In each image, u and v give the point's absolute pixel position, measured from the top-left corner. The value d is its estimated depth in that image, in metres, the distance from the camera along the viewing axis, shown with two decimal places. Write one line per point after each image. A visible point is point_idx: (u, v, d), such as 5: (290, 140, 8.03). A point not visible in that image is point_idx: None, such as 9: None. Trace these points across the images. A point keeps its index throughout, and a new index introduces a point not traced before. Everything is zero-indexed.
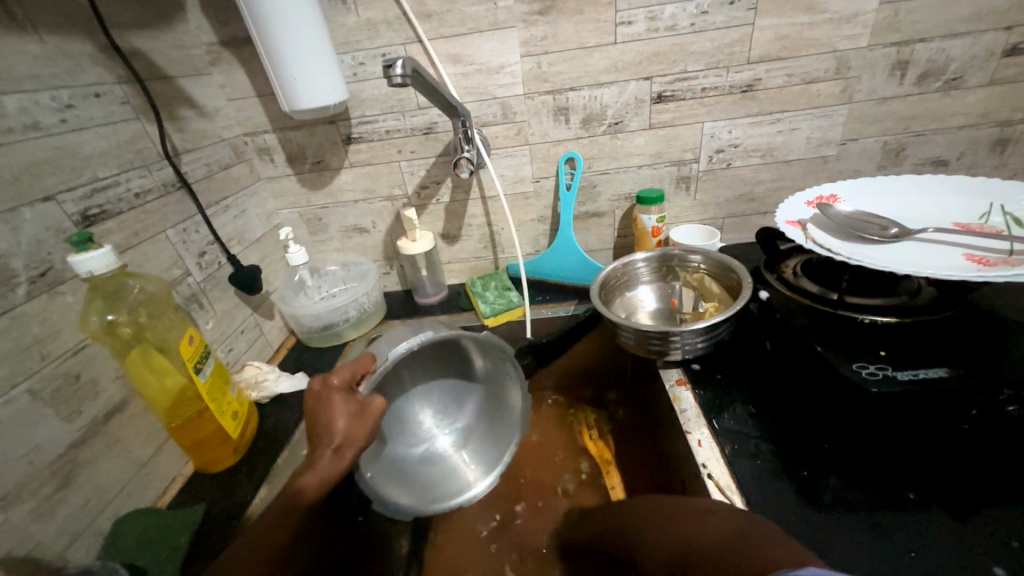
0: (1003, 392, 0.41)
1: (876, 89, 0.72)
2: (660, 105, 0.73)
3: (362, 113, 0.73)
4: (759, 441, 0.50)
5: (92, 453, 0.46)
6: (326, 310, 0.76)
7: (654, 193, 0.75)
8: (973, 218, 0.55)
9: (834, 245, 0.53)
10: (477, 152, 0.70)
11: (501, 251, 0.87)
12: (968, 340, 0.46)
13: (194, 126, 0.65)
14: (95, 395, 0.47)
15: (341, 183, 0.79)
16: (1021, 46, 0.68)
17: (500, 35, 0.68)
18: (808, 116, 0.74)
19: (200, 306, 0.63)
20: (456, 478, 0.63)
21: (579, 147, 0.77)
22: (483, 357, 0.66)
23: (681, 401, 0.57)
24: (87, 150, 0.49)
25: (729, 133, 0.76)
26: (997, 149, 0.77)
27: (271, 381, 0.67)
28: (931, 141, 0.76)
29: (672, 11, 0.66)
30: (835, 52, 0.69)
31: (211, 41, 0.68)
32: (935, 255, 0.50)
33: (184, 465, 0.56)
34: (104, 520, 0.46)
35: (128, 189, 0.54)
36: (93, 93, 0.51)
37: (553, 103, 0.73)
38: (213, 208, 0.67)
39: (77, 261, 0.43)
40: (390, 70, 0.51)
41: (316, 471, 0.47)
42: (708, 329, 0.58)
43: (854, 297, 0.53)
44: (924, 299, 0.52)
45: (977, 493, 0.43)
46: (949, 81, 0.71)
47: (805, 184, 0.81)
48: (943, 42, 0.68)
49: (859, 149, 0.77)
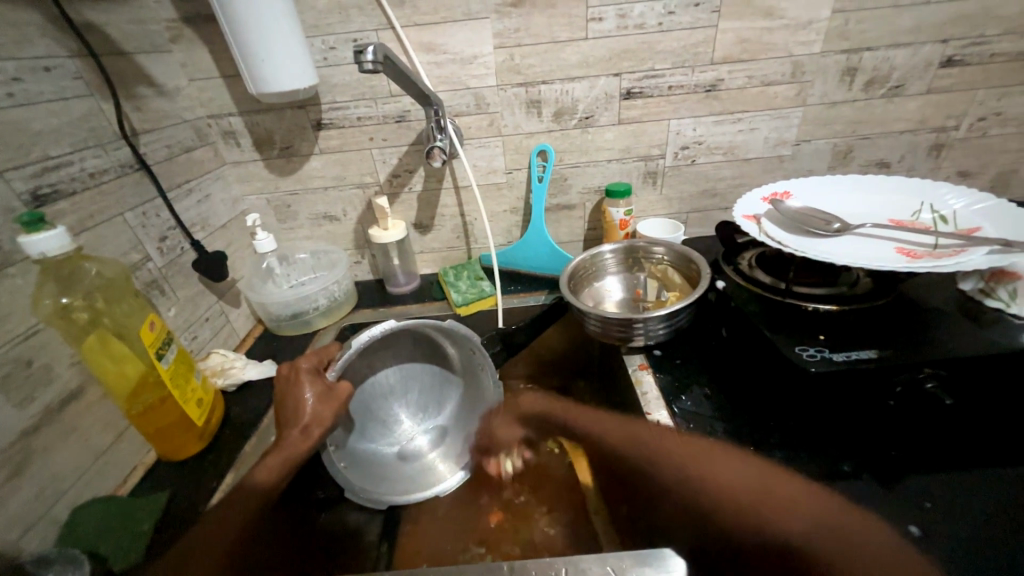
0: (924, 370, 0.45)
1: (828, 93, 0.76)
2: (629, 101, 0.76)
3: (333, 99, 0.72)
4: (714, 421, 0.54)
5: (47, 440, 0.45)
6: (295, 298, 0.75)
7: (622, 187, 0.77)
8: (906, 216, 0.61)
9: (784, 239, 0.57)
10: (449, 142, 0.71)
11: (474, 241, 0.88)
12: (898, 325, 0.51)
13: (153, 105, 0.63)
14: (49, 381, 0.45)
15: (311, 170, 0.78)
16: (955, 59, 0.74)
17: (474, 26, 0.68)
18: (766, 117, 0.78)
19: (161, 292, 0.61)
20: (437, 466, 0.65)
21: (551, 140, 0.78)
22: (454, 345, 0.68)
23: (642, 383, 0.60)
24: (37, 126, 0.47)
25: (694, 130, 0.79)
26: (933, 153, 0.83)
27: (238, 369, 0.66)
28: (875, 145, 0.82)
29: (641, 9, 0.68)
30: (791, 57, 0.73)
31: (171, 17, 0.65)
32: (872, 248, 0.54)
33: (146, 453, 0.55)
34: (61, 510, 0.45)
35: (81, 169, 0.52)
36: (42, 67, 0.48)
37: (525, 95, 0.74)
38: (175, 191, 0.65)
39: (28, 242, 0.41)
40: (361, 56, 0.50)
41: (282, 451, 0.49)
42: (670, 315, 0.61)
43: (800, 287, 0.58)
44: (861, 289, 0.56)
45: (901, 464, 0.47)
46: (892, 88, 0.76)
47: (763, 181, 0.85)
48: (887, 51, 0.73)
49: (812, 150, 0.82)
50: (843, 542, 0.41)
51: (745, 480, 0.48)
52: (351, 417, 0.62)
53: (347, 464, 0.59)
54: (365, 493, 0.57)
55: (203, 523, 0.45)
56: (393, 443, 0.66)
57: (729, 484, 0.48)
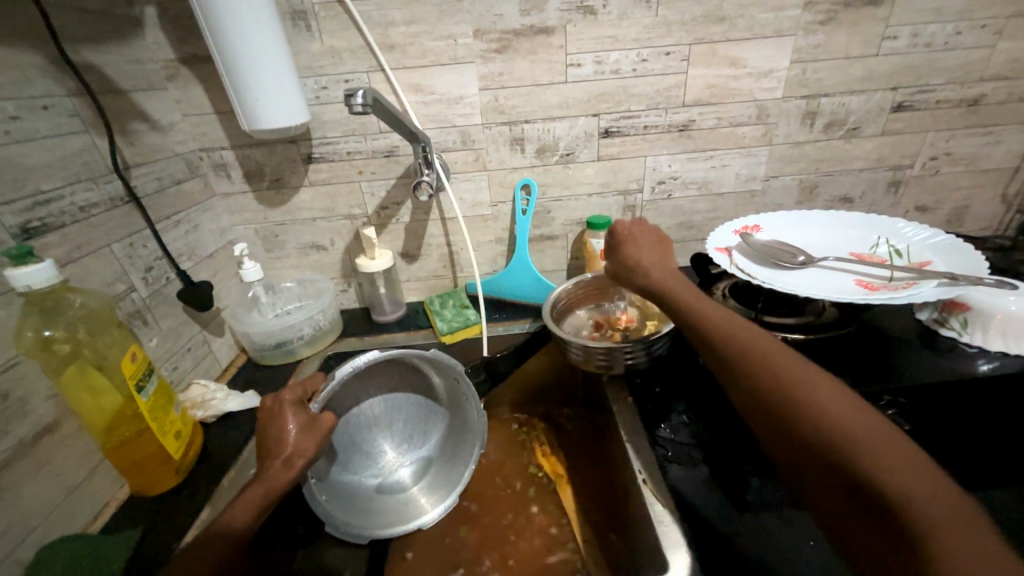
0: (883, 399, 0.48)
1: (791, 134, 0.82)
2: (607, 140, 0.80)
3: (324, 135, 0.75)
4: (693, 449, 0.55)
5: (19, 476, 0.44)
6: (279, 327, 0.75)
7: (602, 219, 0.80)
8: (865, 249, 0.65)
9: (753, 272, 0.60)
10: (436, 176, 0.74)
11: (460, 270, 0.90)
12: (859, 354, 0.54)
13: (146, 140, 0.65)
14: (24, 414, 0.45)
15: (300, 201, 0.80)
16: (905, 104, 0.80)
17: (460, 69, 0.72)
18: (736, 155, 0.83)
19: (144, 322, 0.61)
20: (419, 500, 0.65)
21: (534, 175, 0.82)
22: (440, 375, 0.69)
23: (622, 413, 0.61)
24: (31, 162, 0.49)
25: (669, 166, 0.83)
26: (892, 189, 0.89)
27: (219, 400, 0.66)
28: (837, 181, 0.87)
29: (616, 57, 0.74)
30: (756, 101, 0.78)
31: (169, 57, 0.68)
32: (835, 281, 0.57)
33: (118, 488, 0.54)
34: (26, 549, 0.44)
35: (72, 203, 0.53)
36: (40, 105, 0.50)
37: (509, 133, 0.78)
38: (164, 223, 0.66)
39: (15, 274, 0.42)
40: (350, 99, 0.53)
41: (263, 483, 0.47)
42: (648, 343, 0.63)
43: (771, 316, 0.60)
44: (827, 318, 0.59)
45: None
46: (849, 130, 0.82)
47: (736, 215, 0.90)
48: (843, 97, 0.79)
49: (780, 185, 0.87)
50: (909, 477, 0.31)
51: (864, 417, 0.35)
52: (334, 448, 0.62)
53: (328, 498, 0.58)
54: (347, 528, 0.57)
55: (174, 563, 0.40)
56: (374, 475, 0.66)
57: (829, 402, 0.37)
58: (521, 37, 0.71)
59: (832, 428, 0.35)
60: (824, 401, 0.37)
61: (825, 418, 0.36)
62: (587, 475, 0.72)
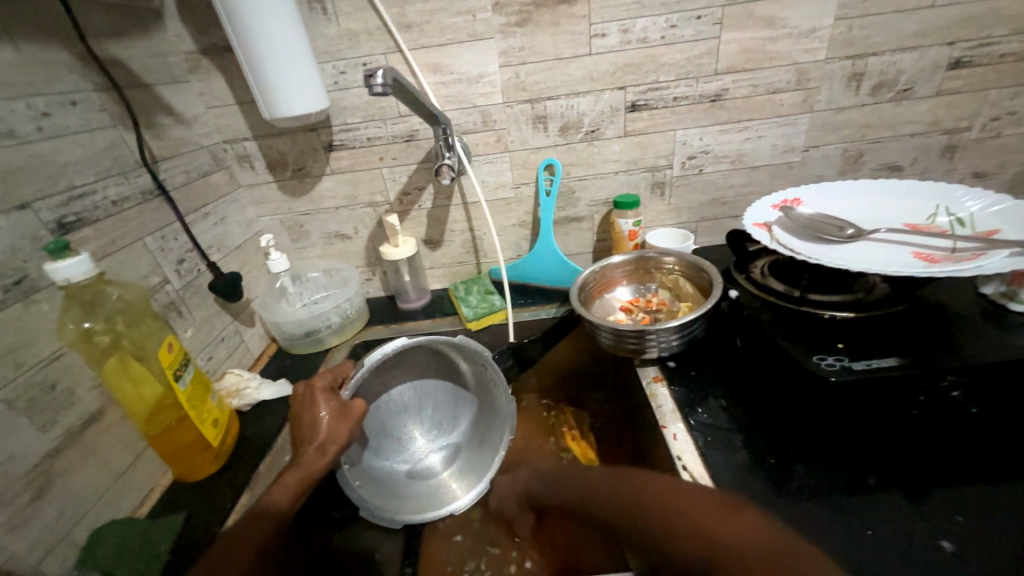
0: (946, 378, 0.43)
1: (834, 99, 0.76)
2: (634, 114, 0.76)
3: (344, 121, 0.74)
4: (732, 434, 0.52)
5: (69, 462, 0.46)
6: (308, 316, 0.76)
7: (630, 198, 0.77)
8: (921, 219, 0.60)
9: (796, 247, 0.56)
10: (458, 159, 0.72)
11: (483, 255, 0.89)
12: (918, 330, 0.49)
13: (172, 133, 0.65)
14: (71, 404, 0.46)
15: (323, 190, 0.79)
16: (963, 60, 0.73)
17: (480, 46, 0.70)
18: (773, 124, 0.78)
19: (178, 314, 0.62)
20: (449, 486, 0.64)
21: (557, 154, 0.79)
22: (468, 361, 0.68)
23: (657, 397, 0.59)
24: (64, 158, 0.49)
25: (700, 140, 0.79)
26: (947, 155, 0.82)
27: (253, 388, 0.67)
28: (886, 148, 0.81)
29: (643, 24, 0.69)
30: (796, 64, 0.73)
31: (189, 49, 0.68)
32: (888, 254, 0.53)
33: (162, 474, 0.56)
34: (80, 532, 0.46)
35: (105, 197, 0.54)
36: (69, 101, 0.51)
37: (531, 111, 0.75)
38: (192, 215, 0.67)
39: (54, 268, 0.42)
40: (371, 79, 0.52)
41: (298, 469, 0.48)
42: (682, 326, 0.60)
43: (816, 294, 0.56)
44: (878, 295, 0.55)
45: (930, 476, 0.45)
46: (900, 91, 0.76)
47: (773, 189, 0.85)
48: (894, 55, 0.73)
49: (821, 155, 0.81)
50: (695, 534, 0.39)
51: (710, 503, 0.41)
52: (365, 434, 0.62)
53: (362, 483, 0.59)
54: (379, 512, 0.56)
55: (221, 543, 0.42)
56: (404, 463, 0.66)
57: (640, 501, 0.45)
58: (542, 8, 0.68)
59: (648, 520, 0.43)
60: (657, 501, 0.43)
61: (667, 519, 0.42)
62: (620, 462, 0.70)
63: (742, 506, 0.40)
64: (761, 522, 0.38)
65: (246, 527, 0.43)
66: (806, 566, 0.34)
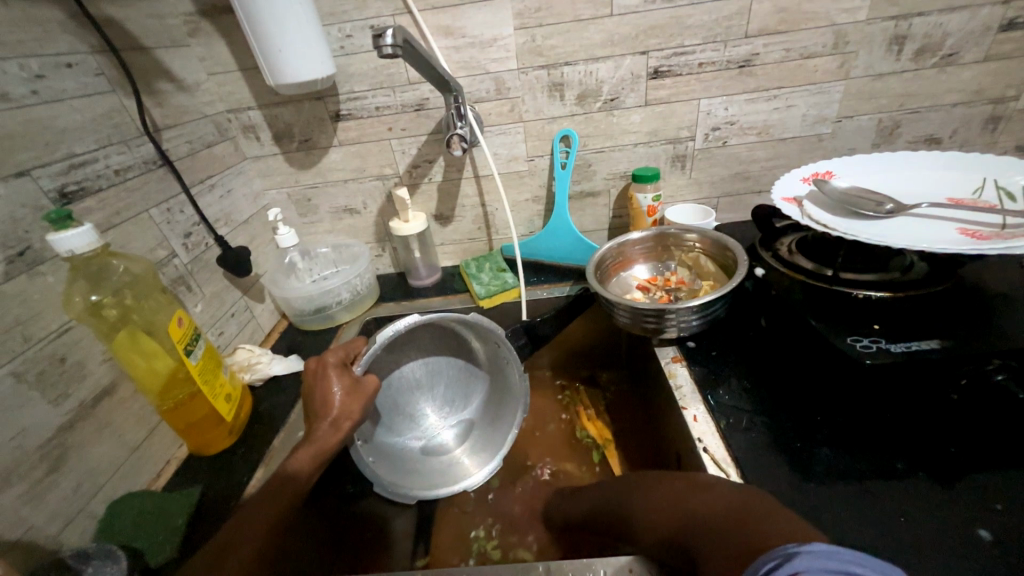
0: (991, 362, 0.41)
1: (873, 64, 0.71)
2: (656, 81, 0.72)
3: (351, 89, 0.71)
4: (753, 416, 0.51)
5: (83, 436, 0.45)
6: (318, 292, 0.75)
7: (650, 171, 0.74)
8: (966, 193, 0.56)
9: (829, 222, 0.53)
10: (470, 129, 0.68)
11: (496, 231, 0.86)
12: (959, 312, 0.46)
13: (174, 101, 0.63)
14: (82, 377, 0.46)
15: (331, 162, 0.77)
16: (1017, 21, 0.68)
17: (493, 7, 0.66)
18: (804, 93, 0.73)
19: (187, 288, 0.61)
20: (462, 463, 0.64)
21: (574, 124, 0.75)
22: (480, 339, 0.67)
23: (676, 377, 0.58)
24: (62, 124, 0.47)
25: (725, 110, 0.75)
26: (989, 126, 0.77)
27: (264, 363, 0.66)
28: (925, 119, 0.76)
29: None
30: (833, 26, 0.68)
31: (188, 11, 0.65)
32: (929, 230, 0.50)
33: (177, 448, 0.56)
34: (98, 504, 0.46)
35: (107, 166, 0.52)
36: (65, 63, 0.48)
37: (547, 78, 0.71)
38: (198, 187, 0.65)
39: (57, 239, 0.41)
40: (380, 39, 0.48)
41: (313, 444, 0.47)
42: (704, 305, 0.57)
43: (848, 273, 0.54)
44: (916, 274, 0.52)
45: (963, 462, 0.44)
46: (945, 57, 0.70)
47: (800, 163, 0.81)
48: (940, 16, 0.67)
49: (855, 127, 0.77)
50: (664, 512, 0.40)
51: (682, 484, 0.41)
52: (377, 410, 0.62)
53: (375, 459, 0.58)
54: (394, 488, 0.56)
55: (240, 512, 0.41)
56: (416, 440, 0.66)
57: (632, 495, 0.45)
58: None
59: (636, 508, 0.44)
60: (643, 492, 0.44)
61: (647, 504, 0.42)
62: (635, 442, 0.71)
63: (712, 484, 0.39)
64: (725, 491, 0.37)
65: (264, 495, 0.43)
66: (750, 513, 0.34)
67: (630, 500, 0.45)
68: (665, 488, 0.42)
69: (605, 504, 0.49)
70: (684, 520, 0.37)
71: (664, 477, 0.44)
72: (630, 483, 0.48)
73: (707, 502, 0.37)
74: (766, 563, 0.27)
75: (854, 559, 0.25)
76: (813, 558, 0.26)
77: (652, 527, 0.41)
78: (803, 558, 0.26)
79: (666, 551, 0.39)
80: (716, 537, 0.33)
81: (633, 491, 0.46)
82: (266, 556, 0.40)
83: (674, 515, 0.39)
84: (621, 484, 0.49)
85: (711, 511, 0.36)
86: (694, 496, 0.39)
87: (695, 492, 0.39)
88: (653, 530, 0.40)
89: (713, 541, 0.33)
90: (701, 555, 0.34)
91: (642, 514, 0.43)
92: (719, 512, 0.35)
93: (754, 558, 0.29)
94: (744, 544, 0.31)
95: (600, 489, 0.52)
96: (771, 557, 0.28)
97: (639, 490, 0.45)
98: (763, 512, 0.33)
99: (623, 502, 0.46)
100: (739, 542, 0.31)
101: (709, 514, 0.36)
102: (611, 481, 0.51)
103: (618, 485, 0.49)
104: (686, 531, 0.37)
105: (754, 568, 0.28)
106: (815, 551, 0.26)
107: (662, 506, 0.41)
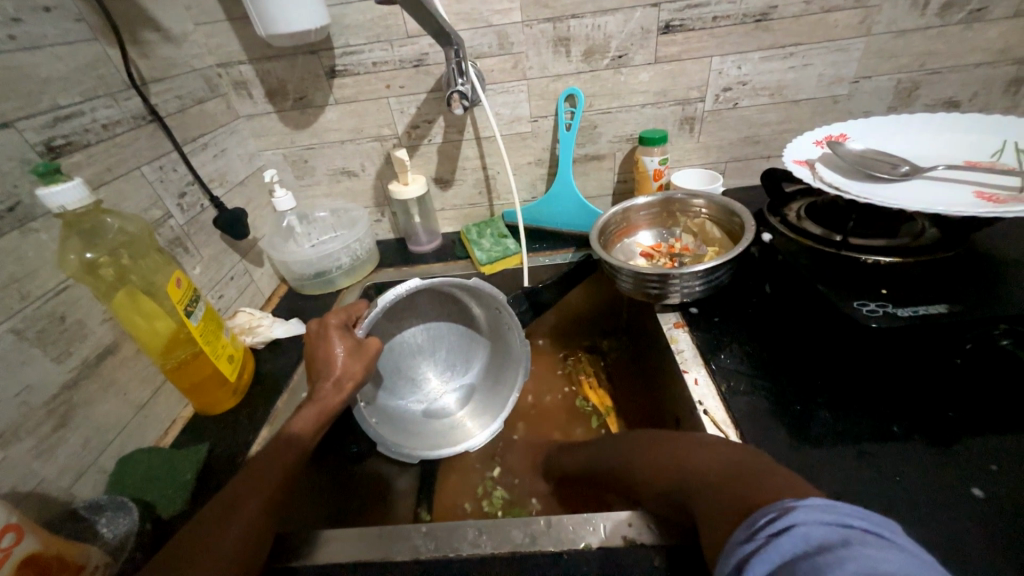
0: (998, 327, 0.41)
1: (896, 19, 0.67)
2: (667, 37, 0.68)
3: (346, 42, 0.67)
4: (753, 379, 0.51)
5: (88, 394, 0.46)
6: (317, 257, 0.74)
7: (657, 133, 0.71)
8: (984, 157, 0.54)
9: (841, 184, 0.52)
10: (471, 86, 0.65)
11: (497, 196, 0.84)
12: (968, 277, 0.46)
13: (160, 52, 0.60)
14: (83, 336, 0.46)
15: (327, 122, 0.74)
16: None
17: None
18: (823, 50, 0.70)
19: (185, 250, 0.60)
20: (465, 425, 0.64)
21: (580, 83, 0.72)
22: (480, 304, 0.66)
23: (678, 342, 0.58)
24: (44, 74, 0.45)
25: (738, 68, 0.71)
26: (1011, 89, 0.74)
27: (265, 327, 0.67)
28: (945, 80, 0.73)
29: None
30: None
31: None
32: (944, 193, 0.49)
33: (183, 407, 0.57)
34: (108, 459, 0.47)
35: (94, 120, 0.50)
36: (41, 7, 0.46)
37: (553, 32, 0.68)
38: (191, 145, 0.63)
39: (47, 194, 0.40)
40: None
41: (317, 403, 0.47)
42: (708, 271, 0.56)
43: (857, 239, 0.53)
44: (925, 241, 0.51)
45: (959, 426, 0.44)
46: (972, 12, 0.67)
47: (813, 126, 0.78)
48: None
49: (871, 88, 0.74)
50: (662, 469, 0.41)
51: (681, 443, 0.42)
52: (379, 373, 0.62)
53: (378, 420, 0.58)
54: (397, 447, 0.56)
55: (247, 468, 0.42)
56: (418, 404, 0.66)
57: (631, 452, 0.46)
58: None
59: (634, 464, 0.45)
60: (642, 449, 0.45)
61: (647, 462, 0.43)
62: (635, 407, 0.72)
63: (711, 441, 0.40)
64: (722, 449, 0.38)
65: (268, 452, 0.43)
66: (747, 468, 0.34)
67: (630, 458, 0.46)
68: (663, 446, 0.43)
69: (604, 463, 0.50)
70: (684, 474, 0.38)
71: (664, 435, 0.44)
72: (629, 441, 0.48)
73: (706, 459, 0.37)
74: (763, 516, 0.28)
75: (849, 512, 0.26)
76: (809, 511, 0.26)
77: (652, 482, 0.41)
78: (800, 511, 0.26)
79: (665, 504, 0.40)
80: (713, 491, 0.34)
81: (632, 449, 0.47)
82: (273, 511, 0.41)
83: (672, 472, 0.39)
84: (621, 443, 0.50)
85: (708, 468, 0.36)
86: (694, 453, 0.39)
87: (695, 450, 0.40)
88: (652, 485, 0.41)
89: (710, 496, 0.34)
90: (698, 509, 0.35)
91: (641, 470, 0.43)
92: (717, 470, 0.36)
93: (750, 511, 0.30)
94: (739, 498, 0.32)
95: (598, 450, 0.53)
96: (768, 510, 0.28)
97: (638, 447, 0.46)
98: (760, 470, 0.34)
99: (621, 460, 0.47)
100: (736, 496, 0.32)
101: (707, 471, 0.36)
102: (611, 441, 0.52)
103: (616, 444, 0.50)
104: (684, 486, 0.37)
105: (750, 520, 0.28)
106: (810, 504, 0.27)
107: (661, 463, 0.41)
